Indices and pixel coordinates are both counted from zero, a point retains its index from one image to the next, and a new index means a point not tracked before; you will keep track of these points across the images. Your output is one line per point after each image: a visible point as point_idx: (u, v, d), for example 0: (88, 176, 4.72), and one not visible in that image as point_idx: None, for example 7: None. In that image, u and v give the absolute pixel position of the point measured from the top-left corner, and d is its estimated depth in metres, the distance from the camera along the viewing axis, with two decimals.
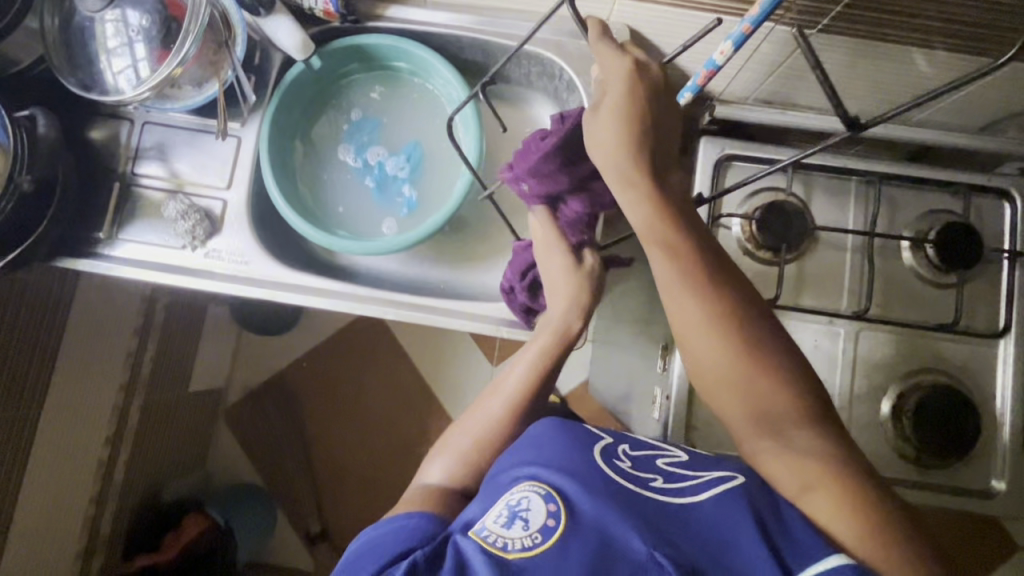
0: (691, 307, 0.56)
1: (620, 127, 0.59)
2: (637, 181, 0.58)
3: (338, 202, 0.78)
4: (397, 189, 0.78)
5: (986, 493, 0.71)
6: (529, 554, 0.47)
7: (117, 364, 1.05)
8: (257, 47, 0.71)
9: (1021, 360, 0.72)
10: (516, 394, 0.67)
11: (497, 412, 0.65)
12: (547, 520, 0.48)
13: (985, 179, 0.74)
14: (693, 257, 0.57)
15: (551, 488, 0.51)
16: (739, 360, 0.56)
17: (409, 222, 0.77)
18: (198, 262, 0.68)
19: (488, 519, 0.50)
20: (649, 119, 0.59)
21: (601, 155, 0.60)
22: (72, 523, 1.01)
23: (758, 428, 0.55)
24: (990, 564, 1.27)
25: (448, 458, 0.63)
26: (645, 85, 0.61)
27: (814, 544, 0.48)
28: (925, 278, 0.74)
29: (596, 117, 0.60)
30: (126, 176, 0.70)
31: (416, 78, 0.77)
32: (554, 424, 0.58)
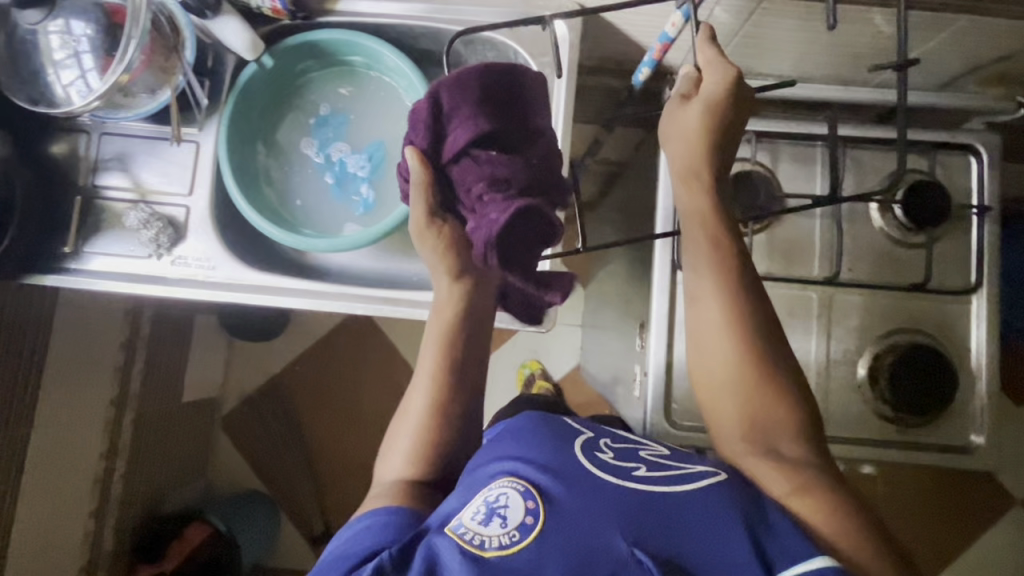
0: (710, 304, 0.60)
1: (697, 122, 0.61)
2: (700, 180, 0.62)
3: (296, 196, 0.78)
4: (356, 187, 0.78)
5: (966, 450, 0.72)
6: (507, 551, 0.47)
7: (106, 381, 1.05)
8: (209, 49, 0.71)
9: (993, 313, 0.72)
10: (434, 383, 0.65)
11: (422, 408, 0.64)
12: (525, 518, 0.49)
13: (950, 136, 0.74)
14: (732, 254, 0.61)
15: (529, 485, 0.51)
16: (752, 365, 0.58)
17: (367, 218, 0.77)
18: (166, 270, 0.69)
19: (465, 515, 0.50)
20: (729, 125, 0.61)
21: (675, 144, 0.63)
22: (74, 539, 1.01)
23: (745, 431, 0.57)
24: (986, 517, 1.28)
25: (397, 458, 0.63)
26: (738, 96, 0.61)
27: (795, 536, 0.48)
28: (893, 239, 0.74)
29: (681, 109, 0.62)
30: (87, 189, 0.70)
31: (372, 71, 0.77)
32: (535, 419, 0.58)
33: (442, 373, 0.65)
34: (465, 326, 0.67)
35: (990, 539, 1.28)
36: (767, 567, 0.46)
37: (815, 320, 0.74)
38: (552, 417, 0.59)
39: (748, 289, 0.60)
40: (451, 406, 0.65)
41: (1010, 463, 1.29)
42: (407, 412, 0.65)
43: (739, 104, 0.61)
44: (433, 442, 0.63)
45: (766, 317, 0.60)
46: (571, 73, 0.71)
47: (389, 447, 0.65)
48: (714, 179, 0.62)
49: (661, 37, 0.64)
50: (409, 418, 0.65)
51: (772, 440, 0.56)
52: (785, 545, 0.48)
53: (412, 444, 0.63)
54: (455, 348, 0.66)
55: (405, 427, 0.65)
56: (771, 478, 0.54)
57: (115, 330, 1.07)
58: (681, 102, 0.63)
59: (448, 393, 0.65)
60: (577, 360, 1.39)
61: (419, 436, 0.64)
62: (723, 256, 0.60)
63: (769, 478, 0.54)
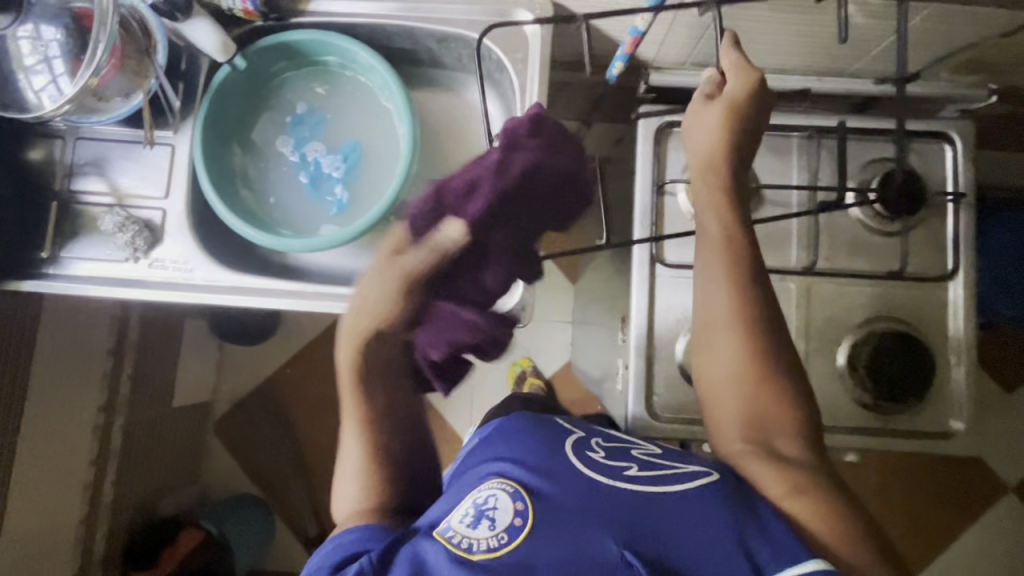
0: (721, 297, 0.62)
1: (715, 123, 0.62)
2: (712, 183, 0.63)
3: (270, 193, 0.78)
4: (331, 187, 0.78)
5: (947, 437, 0.73)
6: (496, 553, 0.47)
7: (94, 387, 1.05)
8: (182, 53, 0.72)
9: (970, 299, 0.73)
10: (358, 411, 0.62)
11: (355, 441, 0.61)
12: (514, 520, 0.49)
13: (924, 125, 0.74)
14: (742, 254, 0.62)
15: (517, 487, 0.52)
16: (757, 365, 0.60)
17: (342, 217, 0.78)
18: (143, 273, 0.69)
19: (453, 518, 0.50)
20: (748, 126, 0.62)
21: (694, 138, 0.64)
22: (64, 546, 1.01)
23: (745, 430, 0.58)
24: (977, 505, 1.29)
25: (348, 498, 0.59)
26: (760, 101, 0.62)
27: (787, 536, 0.49)
28: (869, 228, 0.74)
29: (700, 111, 0.64)
30: (63, 194, 0.70)
31: (347, 71, 0.78)
32: (526, 421, 0.59)
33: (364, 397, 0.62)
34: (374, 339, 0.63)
35: (981, 526, 1.29)
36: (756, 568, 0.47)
37: (794, 310, 0.74)
38: (545, 419, 0.61)
39: (754, 285, 0.62)
40: (386, 432, 0.61)
41: (999, 450, 1.30)
42: (346, 449, 0.62)
43: (759, 109, 0.62)
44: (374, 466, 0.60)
45: (768, 318, 0.62)
46: (545, 68, 0.71)
47: (338, 489, 0.61)
48: (729, 180, 0.63)
49: (631, 31, 0.64)
50: (348, 453, 0.61)
51: (771, 439, 0.58)
52: (774, 543, 0.48)
53: (357, 479, 0.60)
54: (371, 364, 0.63)
55: (347, 469, 0.61)
56: (765, 478, 0.54)
57: (103, 335, 1.07)
58: (705, 101, 0.64)
59: (377, 416, 0.61)
60: (568, 357, 1.39)
61: (364, 469, 0.60)
62: (732, 257, 0.62)
63: (764, 479, 0.54)
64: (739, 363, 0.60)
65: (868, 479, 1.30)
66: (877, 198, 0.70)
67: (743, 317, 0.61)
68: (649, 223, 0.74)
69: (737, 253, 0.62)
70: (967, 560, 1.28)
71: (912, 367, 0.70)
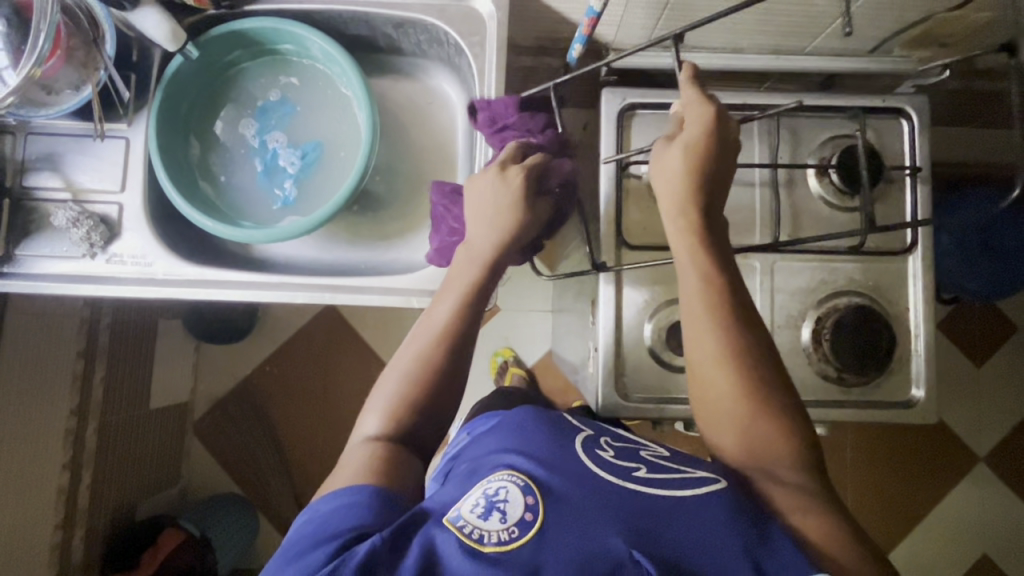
0: (706, 323, 0.61)
1: (683, 163, 0.63)
2: (687, 215, 0.63)
3: (220, 171, 0.80)
4: (282, 180, 0.80)
5: (909, 406, 0.74)
6: (506, 547, 0.48)
7: (65, 389, 1.02)
8: (133, 43, 0.71)
9: (928, 271, 0.75)
10: (442, 331, 0.64)
11: (421, 351, 0.63)
12: (525, 514, 0.50)
13: (881, 100, 0.75)
14: (723, 297, 0.61)
15: (528, 480, 0.52)
16: (745, 396, 0.59)
17: (291, 204, 0.80)
18: (101, 269, 0.69)
19: (464, 507, 0.51)
20: (714, 163, 0.63)
21: (663, 186, 0.64)
22: (39, 553, 0.98)
23: (750, 453, 0.58)
24: (951, 477, 1.32)
25: (378, 406, 0.61)
26: (723, 134, 0.63)
27: (794, 551, 0.50)
28: (832, 204, 0.75)
29: (667, 148, 0.64)
30: (15, 190, 0.69)
31: (303, 59, 0.79)
32: (532, 414, 0.60)
33: (456, 320, 0.64)
34: (488, 271, 0.66)
35: (956, 497, 1.32)
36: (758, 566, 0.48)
37: (758, 286, 0.75)
38: (553, 414, 0.62)
39: (738, 307, 0.61)
40: (446, 360, 0.63)
41: (970, 424, 1.33)
42: (405, 351, 0.64)
43: (724, 141, 0.63)
44: (419, 386, 0.62)
45: (755, 320, 0.62)
46: (499, 51, 0.72)
47: (379, 392, 0.63)
48: (703, 219, 0.63)
49: (588, 11, 0.64)
50: (404, 358, 0.63)
51: (769, 467, 0.58)
52: (780, 557, 0.49)
53: (396, 389, 0.62)
54: (477, 293, 0.65)
55: (396, 375, 0.63)
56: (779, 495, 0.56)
57: (70, 339, 1.04)
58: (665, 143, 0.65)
59: (455, 344, 0.63)
60: (549, 346, 1.40)
61: (406, 386, 0.62)
62: (728, 292, 0.62)
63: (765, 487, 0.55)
64: (733, 391, 0.59)
65: (846, 456, 1.32)
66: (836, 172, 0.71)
67: (733, 350, 0.60)
68: (613, 205, 0.74)
69: (722, 284, 0.61)
70: (944, 532, 1.31)
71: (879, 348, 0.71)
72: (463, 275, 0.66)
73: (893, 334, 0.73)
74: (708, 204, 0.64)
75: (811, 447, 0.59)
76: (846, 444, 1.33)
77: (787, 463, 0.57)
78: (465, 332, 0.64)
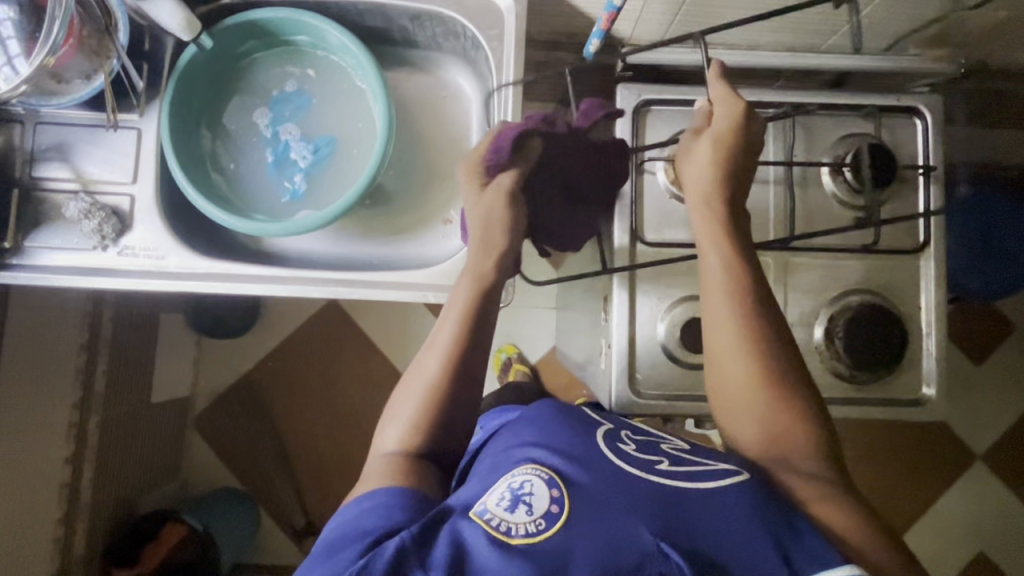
0: (724, 312, 0.61)
1: (711, 153, 0.65)
2: (714, 205, 0.64)
3: (229, 160, 0.79)
4: (291, 173, 0.79)
5: (921, 404, 0.75)
6: (533, 540, 0.47)
7: (68, 381, 1.01)
8: (145, 32, 0.70)
9: (941, 270, 0.75)
10: (451, 345, 0.63)
11: (433, 369, 0.62)
12: (551, 506, 0.49)
13: (895, 99, 0.75)
14: (745, 284, 0.62)
15: (552, 473, 0.52)
16: (762, 387, 0.59)
17: (304, 200, 0.79)
18: (113, 261, 0.69)
19: (490, 501, 0.50)
20: (739, 156, 0.65)
21: (693, 176, 0.66)
22: (42, 546, 0.97)
23: (767, 446, 0.58)
24: (951, 474, 1.34)
25: (398, 422, 0.60)
26: (748, 131, 0.65)
27: (817, 539, 0.50)
28: (845, 203, 0.75)
29: (697, 141, 0.66)
30: (24, 180, 0.68)
31: (319, 51, 0.79)
32: (555, 409, 0.61)
33: (462, 334, 0.63)
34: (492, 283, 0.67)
35: (956, 495, 1.33)
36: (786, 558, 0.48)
37: (772, 285, 0.76)
38: (573, 408, 0.63)
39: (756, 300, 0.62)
40: (461, 374, 0.62)
41: (969, 422, 1.35)
42: (416, 372, 0.63)
43: (749, 139, 0.65)
44: (438, 403, 0.61)
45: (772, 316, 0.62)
46: (517, 45, 0.72)
47: (396, 405, 0.62)
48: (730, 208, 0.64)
49: (608, 6, 0.64)
50: (416, 380, 0.62)
51: (784, 458, 0.57)
52: (809, 548, 0.49)
53: (412, 409, 0.61)
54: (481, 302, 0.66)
55: (412, 391, 0.62)
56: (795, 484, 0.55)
57: (73, 330, 1.03)
58: (694, 134, 0.67)
59: (466, 358, 0.62)
60: (552, 343, 1.40)
61: (423, 404, 0.60)
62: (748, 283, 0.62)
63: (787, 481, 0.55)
64: (750, 382, 0.59)
65: (848, 453, 1.33)
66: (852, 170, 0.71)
67: (753, 341, 0.60)
68: (629, 202, 0.74)
69: (742, 272, 0.62)
70: (943, 528, 1.32)
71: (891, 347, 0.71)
72: (462, 287, 0.66)
73: (907, 333, 0.72)
74: (735, 194, 0.65)
75: (829, 439, 0.59)
76: (848, 442, 1.33)
77: (804, 454, 0.57)
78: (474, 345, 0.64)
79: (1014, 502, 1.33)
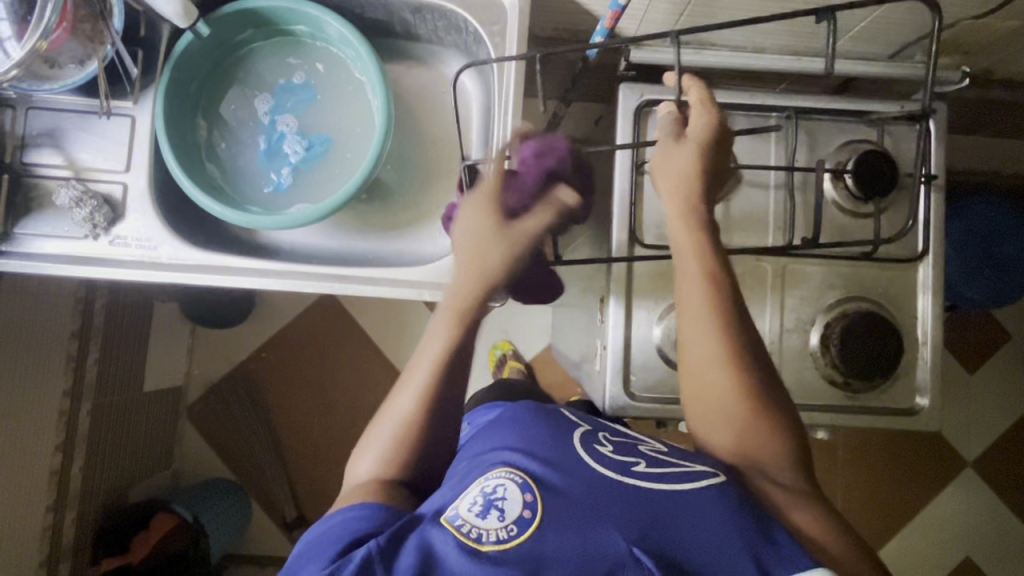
0: (710, 325, 0.60)
1: (686, 159, 0.64)
2: (691, 215, 0.63)
3: (220, 140, 0.78)
4: (280, 166, 0.78)
5: (912, 413, 0.75)
6: (504, 546, 0.47)
7: (59, 369, 1.00)
8: (140, 18, 0.69)
9: (938, 280, 0.75)
10: (425, 387, 0.60)
11: (407, 411, 0.60)
12: (523, 511, 0.49)
13: (898, 107, 0.75)
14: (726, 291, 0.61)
15: (525, 477, 0.52)
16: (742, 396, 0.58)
17: (295, 193, 0.78)
18: (102, 251, 0.68)
19: (461, 506, 0.50)
20: (712, 163, 0.64)
21: (664, 168, 0.65)
22: (31, 534, 0.96)
23: (744, 454, 0.58)
24: (941, 480, 1.34)
25: (370, 454, 0.59)
26: (719, 137, 0.64)
27: (793, 545, 0.49)
28: (844, 209, 0.75)
29: (671, 152, 0.65)
30: (15, 166, 0.67)
31: (317, 41, 0.78)
32: (533, 412, 0.61)
33: (439, 368, 0.61)
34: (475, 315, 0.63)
35: (945, 501, 1.34)
36: (759, 564, 0.48)
37: (768, 290, 0.75)
38: (552, 411, 0.63)
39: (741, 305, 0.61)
40: (436, 415, 0.60)
41: (961, 430, 1.35)
42: (391, 409, 0.61)
43: (722, 144, 0.64)
44: (415, 441, 0.59)
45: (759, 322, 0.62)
46: (519, 42, 0.71)
47: (373, 436, 0.60)
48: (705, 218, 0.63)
49: (612, 4, 0.63)
50: (394, 415, 0.60)
51: (760, 465, 0.57)
52: (784, 551, 0.49)
53: (392, 436, 0.59)
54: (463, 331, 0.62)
55: (387, 426, 0.60)
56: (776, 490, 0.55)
57: (64, 318, 1.02)
58: (677, 126, 0.66)
59: (440, 400, 0.60)
60: (548, 340, 1.39)
61: (398, 440, 0.59)
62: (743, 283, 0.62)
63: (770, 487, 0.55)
64: (734, 391, 0.59)
65: (839, 456, 1.34)
66: (852, 178, 0.70)
67: (733, 352, 0.59)
68: (628, 203, 0.73)
69: (720, 284, 0.61)
70: (932, 534, 1.33)
71: (884, 357, 0.71)
72: (439, 326, 0.63)
73: (902, 342, 0.72)
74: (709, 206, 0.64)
75: (803, 446, 0.59)
76: (840, 447, 1.34)
77: (784, 463, 0.57)
78: (451, 379, 0.61)
79: (1002, 510, 1.34)
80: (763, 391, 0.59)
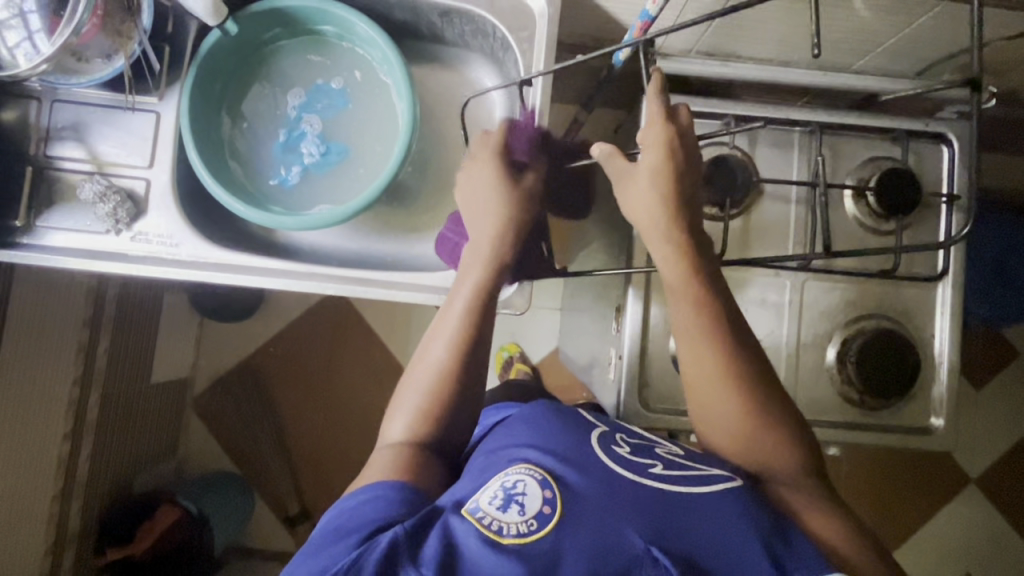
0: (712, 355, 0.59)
1: (650, 188, 0.61)
2: (669, 235, 0.61)
3: (242, 119, 0.78)
4: (292, 163, 0.79)
5: (927, 432, 0.75)
6: (525, 540, 0.47)
7: (69, 358, 0.99)
8: (168, 15, 0.69)
9: (958, 299, 0.74)
10: (458, 334, 0.62)
11: (440, 358, 0.61)
12: (543, 507, 0.49)
13: (924, 124, 0.74)
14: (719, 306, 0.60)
15: (545, 474, 0.52)
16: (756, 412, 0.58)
17: (304, 194, 0.79)
18: (122, 245, 0.68)
19: (482, 500, 0.50)
20: (683, 182, 0.61)
21: (640, 223, 0.62)
22: (36, 521, 0.96)
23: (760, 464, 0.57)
24: (945, 494, 1.34)
25: (402, 415, 0.60)
26: (681, 153, 0.60)
27: (812, 552, 0.49)
28: (867, 226, 0.74)
29: (633, 180, 0.62)
30: (38, 158, 0.68)
31: (344, 42, 0.78)
32: (546, 409, 0.60)
33: (470, 314, 0.63)
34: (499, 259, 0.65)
35: (947, 519, 1.34)
36: (779, 565, 0.48)
37: (787, 304, 0.75)
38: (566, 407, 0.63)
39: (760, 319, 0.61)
40: (467, 364, 0.61)
41: (966, 447, 1.35)
42: (421, 362, 0.62)
43: (688, 159, 0.61)
44: (447, 388, 0.60)
45: None
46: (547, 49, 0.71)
47: (403, 393, 0.62)
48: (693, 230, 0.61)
49: (641, 14, 0.63)
50: (423, 368, 0.62)
51: (773, 474, 0.57)
52: (799, 555, 0.49)
53: (424, 385, 0.61)
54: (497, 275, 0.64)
55: (421, 375, 0.61)
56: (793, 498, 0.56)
57: (76, 306, 1.02)
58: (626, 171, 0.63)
59: (470, 345, 0.62)
60: (556, 345, 1.39)
61: (431, 393, 0.60)
62: None
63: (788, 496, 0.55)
64: (746, 402, 0.58)
65: (843, 471, 1.33)
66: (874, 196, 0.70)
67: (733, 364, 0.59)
68: None
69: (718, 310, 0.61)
70: (933, 551, 1.33)
71: (898, 373, 0.71)
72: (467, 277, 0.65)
73: (919, 359, 0.72)
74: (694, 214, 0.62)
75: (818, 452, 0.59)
76: (844, 462, 1.33)
77: (799, 471, 0.57)
78: (479, 323, 0.63)
79: (1004, 527, 1.34)
80: (783, 403, 0.59)
